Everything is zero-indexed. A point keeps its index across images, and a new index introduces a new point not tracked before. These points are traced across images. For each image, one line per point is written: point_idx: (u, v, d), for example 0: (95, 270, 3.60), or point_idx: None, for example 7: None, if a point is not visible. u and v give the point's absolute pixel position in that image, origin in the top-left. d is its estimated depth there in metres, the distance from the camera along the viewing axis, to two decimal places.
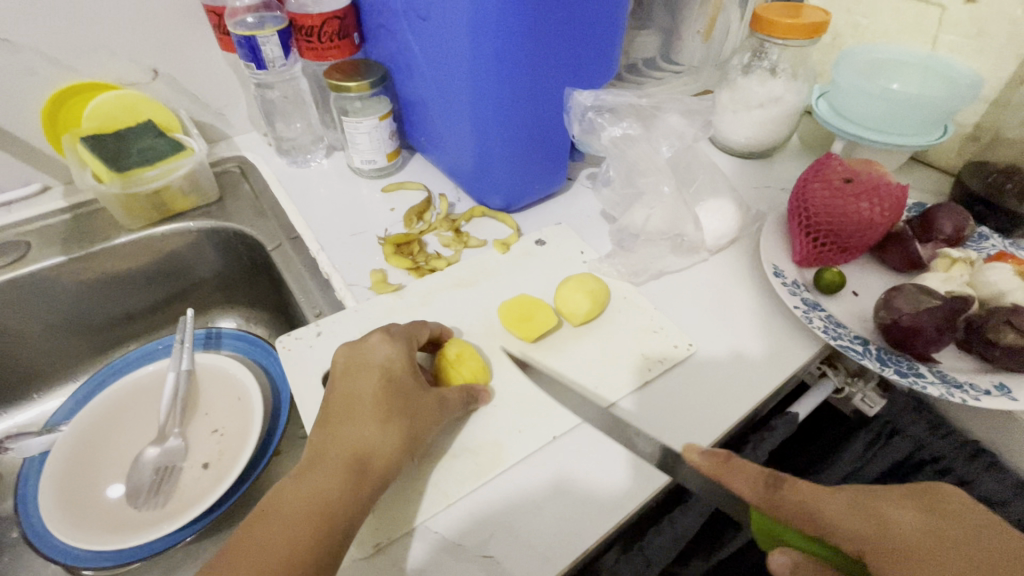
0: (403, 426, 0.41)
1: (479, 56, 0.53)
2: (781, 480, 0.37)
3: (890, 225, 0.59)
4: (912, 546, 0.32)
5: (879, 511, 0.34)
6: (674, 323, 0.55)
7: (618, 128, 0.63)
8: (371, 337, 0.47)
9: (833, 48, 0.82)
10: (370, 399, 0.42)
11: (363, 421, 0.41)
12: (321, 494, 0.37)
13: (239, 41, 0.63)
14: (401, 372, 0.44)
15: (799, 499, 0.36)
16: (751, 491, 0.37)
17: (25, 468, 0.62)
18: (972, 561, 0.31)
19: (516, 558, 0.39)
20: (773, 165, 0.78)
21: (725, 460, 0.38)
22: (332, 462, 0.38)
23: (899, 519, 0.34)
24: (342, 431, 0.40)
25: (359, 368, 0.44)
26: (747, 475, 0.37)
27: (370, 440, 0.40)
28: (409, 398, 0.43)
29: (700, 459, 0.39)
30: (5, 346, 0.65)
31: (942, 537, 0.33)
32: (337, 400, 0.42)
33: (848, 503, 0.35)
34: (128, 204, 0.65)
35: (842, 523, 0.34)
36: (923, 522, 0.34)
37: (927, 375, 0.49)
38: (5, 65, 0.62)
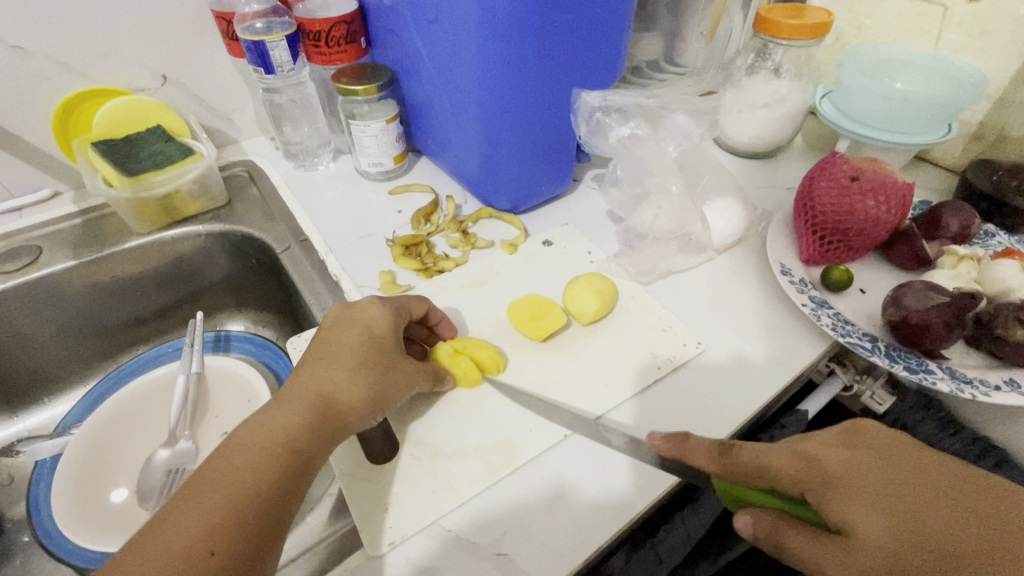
0: (375, 379, 0.42)
1: (486, 60, 0.53)
2: (735, 445, 0.38)
3: (896, 222, 0.59)
4: (842, 479, 0.35)
5: (806, 451, 0.37)
6: (681, 322, 0.56)
7: (626, 128, 0.63)
8: (362, 299, 0.47)
9: (837, 48, 0.83)
10: (349, 349, 0.42)
11: (337, 369, 0.41)
12: (283, 428, 0.37)
13: (248, 47, 0.64)
14: (384, 330, 0.45)
15: (753, 456, 0.37)
16: (707, 460, 0.38)
17: (36, 471, 0.62)
18: (897, 480, 0.35)
19: (530, 556, 0.39)
20: (778, 165, 0.79)
21: (681, 439, 0.40)
22: (298, 402, 0.39)
23: (828, 454, 0.36)
24: (314, 376, 0.41)
25: (344, 323, 0.45)
26: (700, 447, 0.39)
27: (339, 387, 0.40)
28: (387, 355, 0.43)
29: (660, 442, 0.41)
30: (16, 349, 0.65)
31: (874, 462, 0.35)
32: (316, 349, 0.43)
33: (790, 450, 0.37)
34: (139, 208, 0.65)
35: (788, 470, 0.36)
36: (851, 454, 0.36)
37: (937, 371, 0.49)
38: (17, 71, 0.62)
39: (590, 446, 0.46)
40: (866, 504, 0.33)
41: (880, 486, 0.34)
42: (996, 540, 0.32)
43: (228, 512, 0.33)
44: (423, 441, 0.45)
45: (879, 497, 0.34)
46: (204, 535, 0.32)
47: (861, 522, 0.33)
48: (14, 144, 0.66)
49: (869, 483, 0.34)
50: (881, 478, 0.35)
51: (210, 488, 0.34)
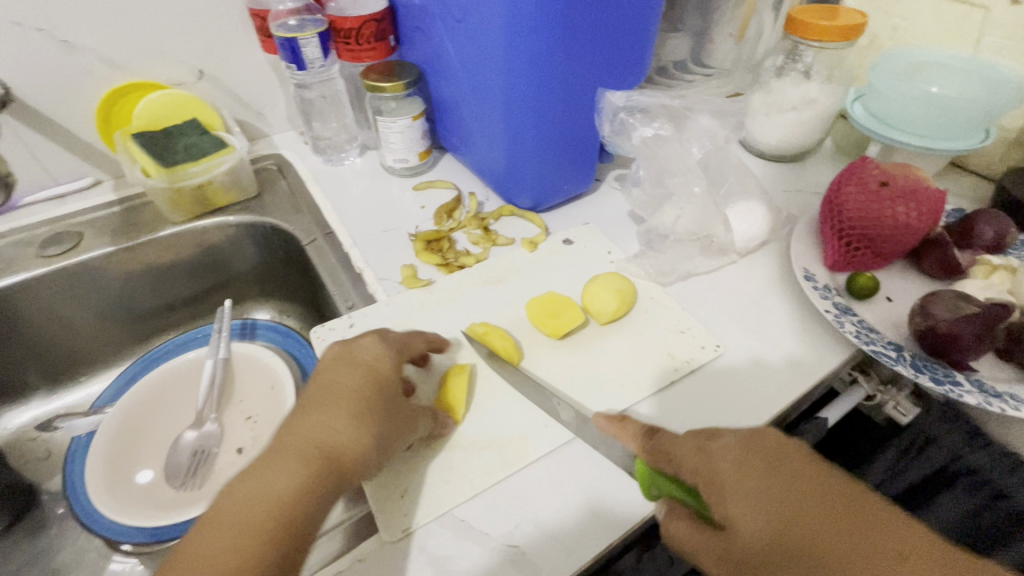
0: (377, 424, 0.40)
1: (514, 59, 0.54)
2: (656, 432, 0.42)
3: (927, 229, 0.58)
4: (727, 476, 0.36)
5: (707, 446, 0.38)
6: (701, 325, 0.55)
7: (649, 128, 0.63)
8: (359, 339, 0.46)
9: (870, 50, 0.81)
10: (349, 394, 0.41)
11: (335, 416, 0.40)
12: (276, 490, 0.35)
13: (282, 44, 0.65)
14: (385, 369, 0.44)
15: (666, 444, 0.40)
16: (634, 442, 0.42)
17: (72, 446, 0.65)
18: (777, 483, 0.35)
19: (541, 549, 0.40)
20: (805, 169, 0.77)
21: (619, 420, 0.44)
22: (293, 456, 0.37)
23: (724, 452, 0.37)
24: (310, 424, 0.39)
25: (342, 365, 0.44)
26: (632, 430, 0.43)
27: (340, 437, 0.39)
28: (389, 396, 0.42)
29: (602, 421, 0.44)
30: (56, 330, 0.68)
31: (766, 465, 0.36)
32: (314, 394, 0.42)
33: (693, 446, 0.39)
34: (174, 198, 0.68)
35: (687, 461, 0.38)
36: (746, 454, 0.37)
37: (964, 383, 0.48)
38: (65, 65, 0.65)
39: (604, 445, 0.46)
40: (744, 502, 0.35)
41: (757, 485, 0.35)
42: (871, 542, 0.32)
43: None
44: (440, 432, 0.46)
45: (759, 496, 0.34)
46: None
47: (737, 518, 0.34)
48: (60, 134, 0.70)
49: (752, 483, 0.35)
50: (764, 479, 0.35)
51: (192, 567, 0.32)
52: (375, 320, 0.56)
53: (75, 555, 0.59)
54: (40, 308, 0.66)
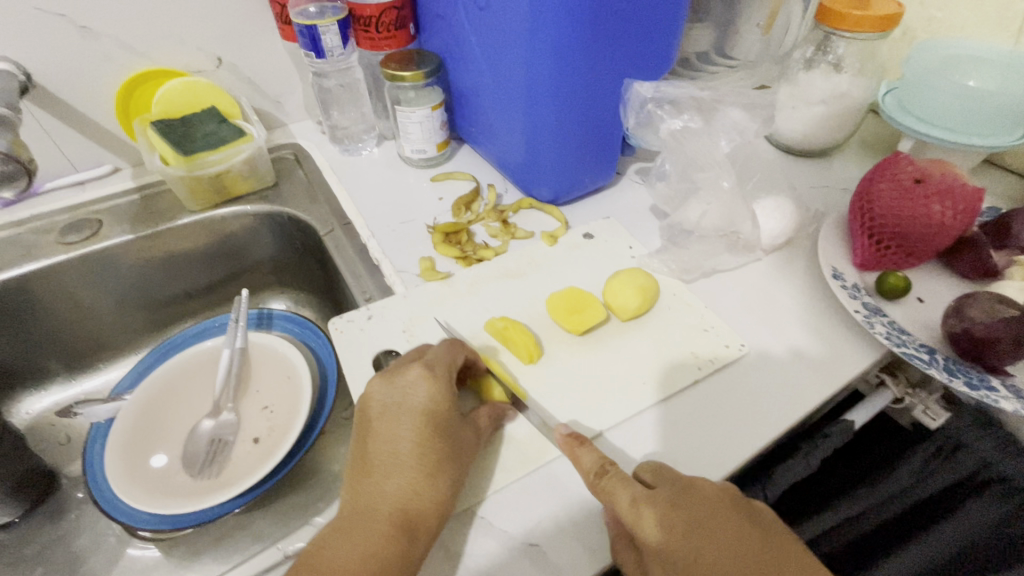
0: (446, 472, 0.40)
1: (538, 47, 0.53)
2: (608, 471, 0.39)
3: (962, 229, 0.56)
4: (649, 541, 0.36)
5: (639, 506, 0.37)
6: (725, 323, 0.54)
7: (678, 120, 0.61)
8: (405, 371, 0.44)
9: (903, 42, 0.78)
10: (415, 447, 0.40)
11: (405, 475, 0.39)
12: (371, 559, 0.36)
13: (301, 31, 0.65)
14: (440, 408, 0.42)
15: (614, 489, 0.38)
16: (584, 473, 0.40)
17: (92, 432, 0.65)
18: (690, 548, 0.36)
19: (562, 551, 0.39)
20: (833, 164, 0.75)
21: (579, 443, 0.41)
22: (381, 524, 0.37)
23: (653, 514, 0.37)
24: (383, 485, 0.39)
25: (393, 411, 0.42)
26: (584, 462, 0.40)
27: (415, 495, 0.38)
28: (450, 433, 0.42)
29: (562, 437, 0.42)
30: (76, 317, 0.69)
31: (686, 529, 0.36)
32: (376, 447, 0.41)
33: (631, 501, 0.37)
34: (193, 186, 0.68)
35: (621, 516, 0.37)
36: (671, 514, 0.37)
37: (999, 388, 0.46)
38: (86, 51, 0.65)
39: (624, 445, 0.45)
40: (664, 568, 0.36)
41: (674, 549, 0.36)
42: None
43: None
44: None
45: (671, 564, 0.36)
46: None
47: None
48: (80, 121, 0.70)
49: (671, 547, 0.36)
50: (681, 544, 0.36)
51: None
52: (395, 312, 0.55)
53: (93, 540, 0.59)
54: (60, 295, 0.67)
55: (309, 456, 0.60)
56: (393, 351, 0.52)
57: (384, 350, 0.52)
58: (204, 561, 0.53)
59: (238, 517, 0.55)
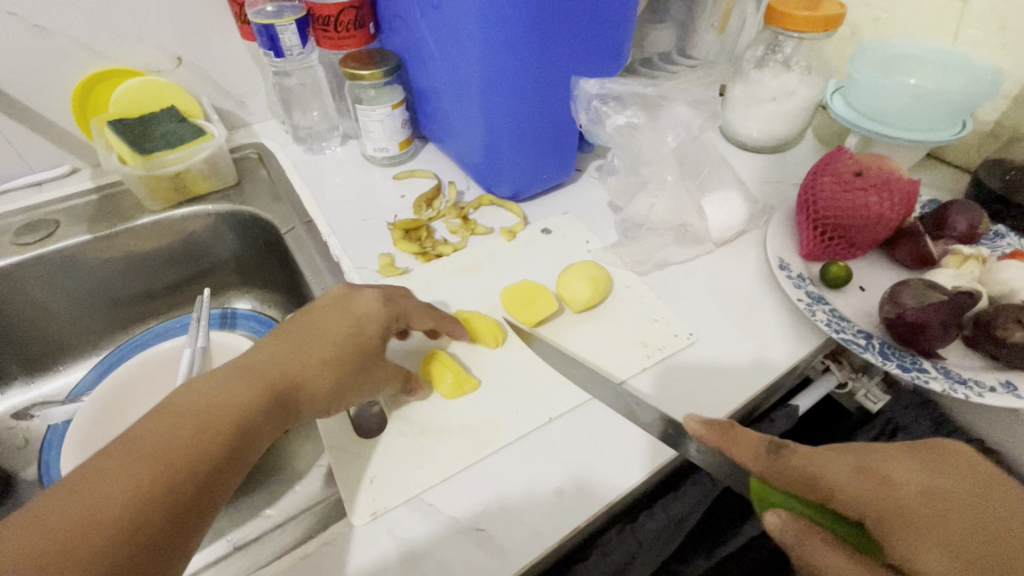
0: (344, 379, 0.42)
1: (489, 47, 0.54)
2: (782, 446, 0.35)
3: (901, 220, 0.58)
4: (909, 508, 0.32)
5: (877, 469, 0.34)
6: (675, 314, 0.56)
7: (623, 116, 0.63)
8: (364, 290, 0.47)
9: (851, 42, 0.81)
10: (329, 341, 0.43)
11: (309, 359, 0.41)
12: (237, 407, 0.37)
13: (259, 30, 0.65)
14: (371, 327, 0.45)
15: (809, 464, 0.34)
16: (752, 459, 0.36)
17: (48, 434, 0.65)
18: (969, 514, 0.32)
19: (508, 534, 0.40)
20: (785, 160, 0.78)
21: (725, 428, 0.37)
22: (264, 384, 0.39)
23: (901, 478, 0.33)
24: (286, 358, 0.41)
25: (338, 310, 0.45)
26: (748, 444, 0.36)
27: (308, 377, 0.41)
28: (370, 351, 0.44)
29: (697, 426, 0.38)
30: (33, 319, 0.68)
31: (950, 488, 0.33)
32: (303, 329, 0.43)
33: (852, 465, 0.34)
34: (152, 186, 0.68)
35: (846, 485, 0.33)
36: (924, 478, 0.34)
37: (930, 370, 0.48)
38: (38, 49, 0.65)
39: (570, 431, 0.46)
40: (939, 543, 0.31)
41: (944, 521, 0.32)
42: None
43: (147, 476, 0.32)
44: (410, 418, 0.46)
45: (958, 543, 0.31)
46: (120, 495, 0.31)
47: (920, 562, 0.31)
48: (35, 121, 0.69)
49: (948, 519, 0.32)
50: (951, 511, 0.32)
51: (138, 439, 0.34)
52: None
53: None
54: (15, 296, 0.66)
55: None
56: None
57: None
58: None
59: None
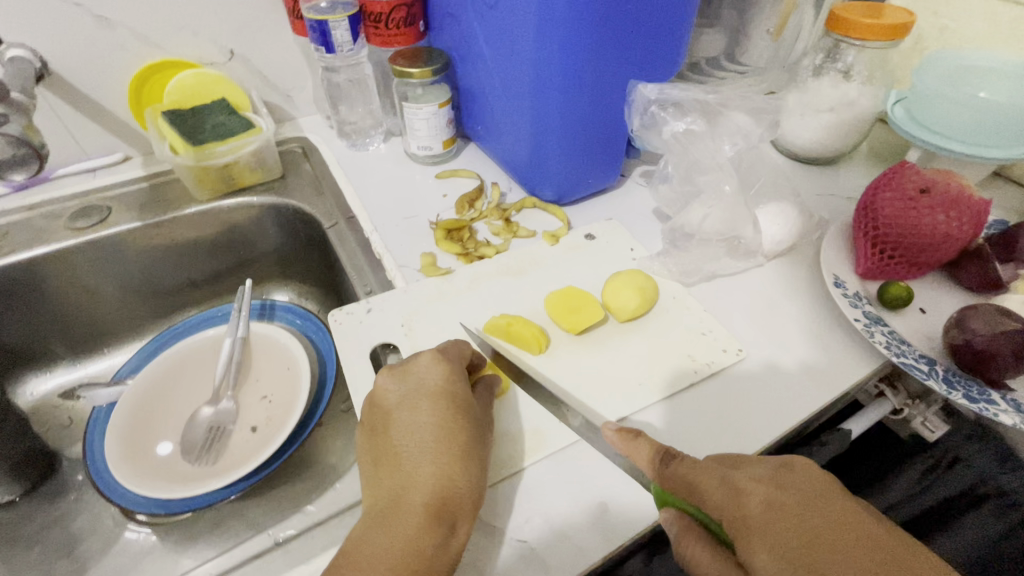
0: (475, 457, 0.40)
1: (545, 48, 0.53)
2: (670, 456, 0.39)
3: (966, 240, 0.55)
4: (750, 516, 0.34)
5: (734, 480, 0.36)
6: (724, 328, 0.54)
7: (682, 123, 0.61)
8: (415, 364, 0.45)
9: (915, 52, 0.78)
10: (437, 431, 0.41)
11: (430, 461, 0.39)
12: (411, 550, 0.35)
13: (312, 25, 0.65)
14: (460, 390, 0.43)
15: (687, 474, 0.37)
16: (648, 466, 0.40)
17: (93, 415, 0.66)
18: (802, 526, 0.32)
19: (550, 546, 0.39)
20: (839, 173, 0.75)
21: (631, 436, 0.41)
22: (413, 513, 0.37)
23: (752, 488, 0.35)
24: (413, 472, 0.39)
25: (413, 399, 0.42)
26: (645, 451, 0.40)
27: (450, 483, 0.38)
28: (472, 415, 0.42)
29: (610, 433, 0.42)
30: (82, 302, 0.70)
31: (797, 506, 0.33)
32: (397, 436, 0.41)
33: (720, 479, 0.36)
34: (200, 175, 0.69)
35: (710, 494, 0.36)
36: (775, 491, 0.35)
37: (999, 402, 0.46)
38: (100, 40, 0.66)
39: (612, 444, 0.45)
40: (770, 549, 0.32)
41: (782, 535, 0.32)
42: None
43: None
44: None
45: (784, 548, 0.32)
46: None
47: (757, 565, 0.32)
48: (94, 110, 0.71)
49: (786, 530, 0.32)
50: (789, 522, 0.33)
51: None
52: (393, 306, 0.56)
53: (91, 522, 0.60)
54: (67, 279, 0.68)
55: (305, 448, 0.60)
56: (390, 345, 0.53)
57: (381, 342, 0.53)
58: (195, 548, 0.53)
59: (234, 505, 0.56)
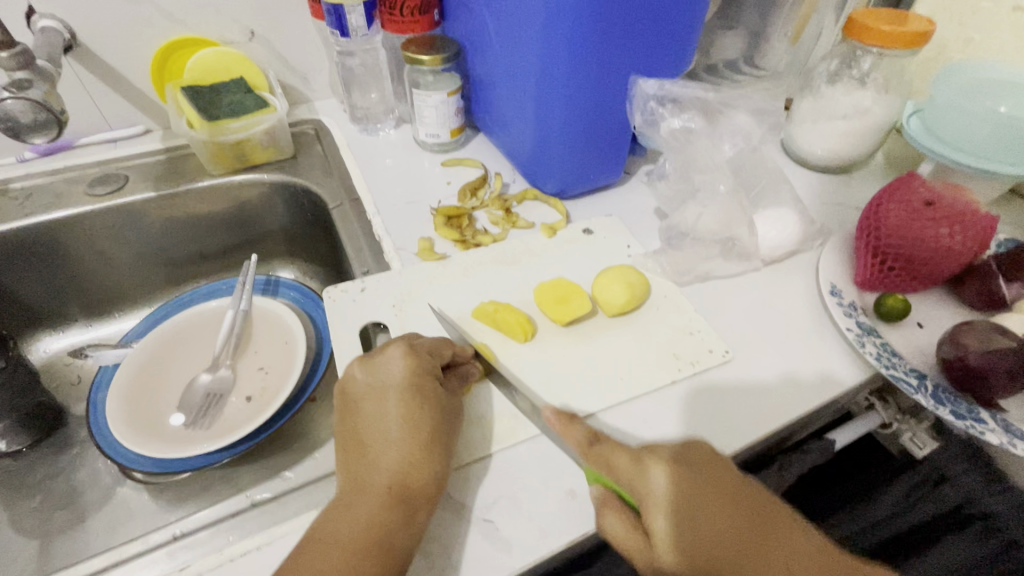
0: (438, 445, 0.40)
1: (551, 40, 0.53)
2: (601, 439, 0.41)
3: (971, 257, 0.54)
4: (657, 492, 0.37)
5: (645, 458, 0.39)
6: (712, 328, 0.54)
7: (680, 119, 0.61)
8: (383, 357, 0.44)
9: (937, 63, 0.76)
10: (402, 421, 0.40)
11: (395, 450, 0.39)
12: (372, 532, 0.36)
13: (328, 9, 0.67)
14: (426, 381, 0.43)
15: (611, 454, 0.39)
16: (577, 445, 0.41)
17: (100, 375, 0.69)
18: (698, 499, 0.36)
19: (514, 528, 0.40)
20: (850, 182, 0.74)
21: (569, 419, 0.42)
22: (375, 497, 0.37)
23: (661, 466, 0.38)
24: (378, 458, 0.39)
25: (380, 389, 0.42)
26: (575, 432, 0.41)
27: (412, 469, 0.38)
28: (440, 406, 0.42)
29: (550, 414, 0.42)
30: (96, 266, 0.73)
31: (699, 484, 0.37)
32: (362, 424, 0.41)
33: (632, 456, 0.39)
34: (215, 151, 0.71)
35: (625, 471, 0.38)
36: (679, 468, 0.38)
37: (988, 421, 0.45)
38: (126, 15, 0.69)
39: None
40: (670, 521, 0.35)
41: (685, 511, 0.36)
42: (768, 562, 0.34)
43: None
44: None
45: (683, 521, 0.35)
46: None
47: (661, 535, 0.35)
48: (119, 83, 0.73)
49: (682, 503, 0.36)
50: (690, 497, 0.36)
51: None
52: (386, 287, 0.57)
53: (91, 476, 0.63)
54: (83, 243, 0.70)
55: (296, 421, 0.62)
56: (381, 325, 0.55)
57: (372, 321, 0.54)
58: (187, 506, 0.57)
59: (225, 470, 0.59)
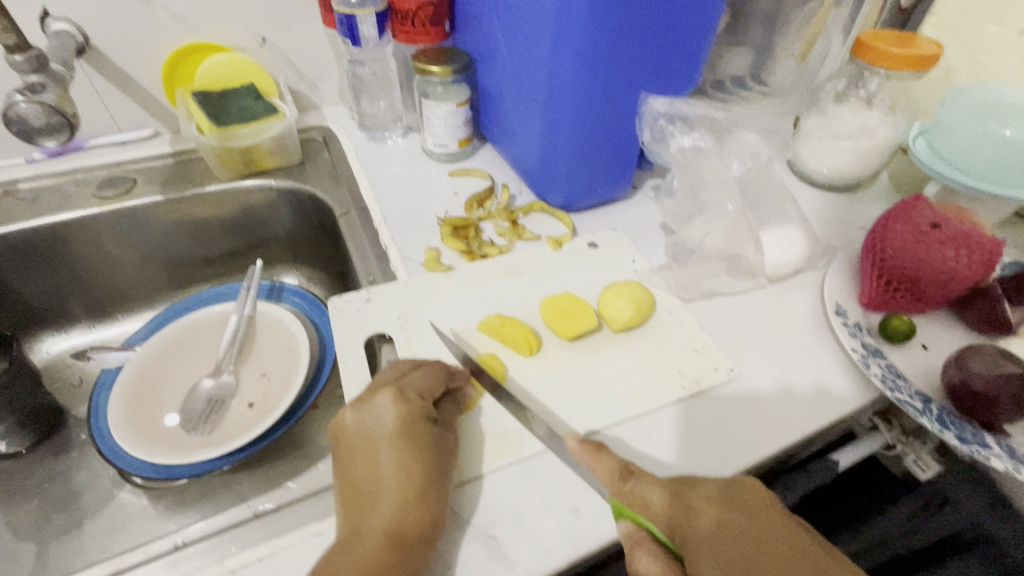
0: (433, 490, 0.39)
1: (561, 55, 0.53)
2: (633, 472, 0.41)
3: (976, 280, 0.54)
4: (700, 534, 0.37)
5: (684, 497, 0.39)
6: (717, 345, 0.54)
7: (689, 138, 0.62)
8: (373, 403, 0.43)
9: (943, 84, 0.76)
10: (396, 469, 0.40)
11: (389, 498, 0.39)
12: None
13: (340, 19, 0.67)
14: (418, 427, 0.42)
15: (645, 490, 0.39)
16: (608, 479, 0.41)
17: (102, 377, 0.69)
18: (743, 540, 0.36)
19: (515, 544, 0.40)
20: (855, 201, 0.74)
21: (595, 449, 0.42)
22: (372, 546, 0.36)
23: (704, 507, 0.38)
24: (372, 508, 0.38)
25: (371, 440, 0.41)
26: (607, 464, 0.41)
27: (408, 518, 0.38)
28: (433, 451, 0.41)
29: (575, 444, 0.42)
30: (101, 268, 0.73)
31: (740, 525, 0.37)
32: (356, 473, 0.40)
33: (669, 494, 0.39)
34: (223, 156, 0.71)
35: (661, 507, 0.38)
36: (723, 509, 0.38)
37: (993, 447, 0.44)
38: (140, 20, 0.69)
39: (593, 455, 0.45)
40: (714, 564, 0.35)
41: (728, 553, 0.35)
42: None
43: None
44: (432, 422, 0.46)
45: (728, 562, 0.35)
46: None
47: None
48: (129, 86, 0.74)
49: (724, 544, 0.36)
50: (735, 539, 0.36)
51: None
52: (391, 298, 0.57)
53: (89, 479, 0.63)
54: (88, 245, 0.70)
55: (297, 429, 0.62)
56: (386, 336, 0.55)
57: (379, 332, 0.54)
58: (185, 513, 0.57)
59: (225, 476, 0.58)
